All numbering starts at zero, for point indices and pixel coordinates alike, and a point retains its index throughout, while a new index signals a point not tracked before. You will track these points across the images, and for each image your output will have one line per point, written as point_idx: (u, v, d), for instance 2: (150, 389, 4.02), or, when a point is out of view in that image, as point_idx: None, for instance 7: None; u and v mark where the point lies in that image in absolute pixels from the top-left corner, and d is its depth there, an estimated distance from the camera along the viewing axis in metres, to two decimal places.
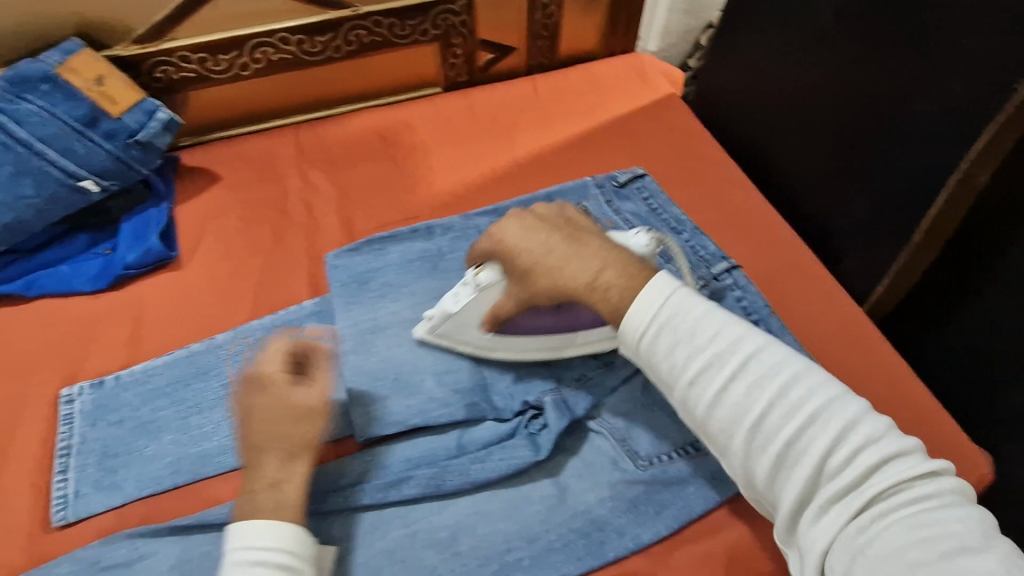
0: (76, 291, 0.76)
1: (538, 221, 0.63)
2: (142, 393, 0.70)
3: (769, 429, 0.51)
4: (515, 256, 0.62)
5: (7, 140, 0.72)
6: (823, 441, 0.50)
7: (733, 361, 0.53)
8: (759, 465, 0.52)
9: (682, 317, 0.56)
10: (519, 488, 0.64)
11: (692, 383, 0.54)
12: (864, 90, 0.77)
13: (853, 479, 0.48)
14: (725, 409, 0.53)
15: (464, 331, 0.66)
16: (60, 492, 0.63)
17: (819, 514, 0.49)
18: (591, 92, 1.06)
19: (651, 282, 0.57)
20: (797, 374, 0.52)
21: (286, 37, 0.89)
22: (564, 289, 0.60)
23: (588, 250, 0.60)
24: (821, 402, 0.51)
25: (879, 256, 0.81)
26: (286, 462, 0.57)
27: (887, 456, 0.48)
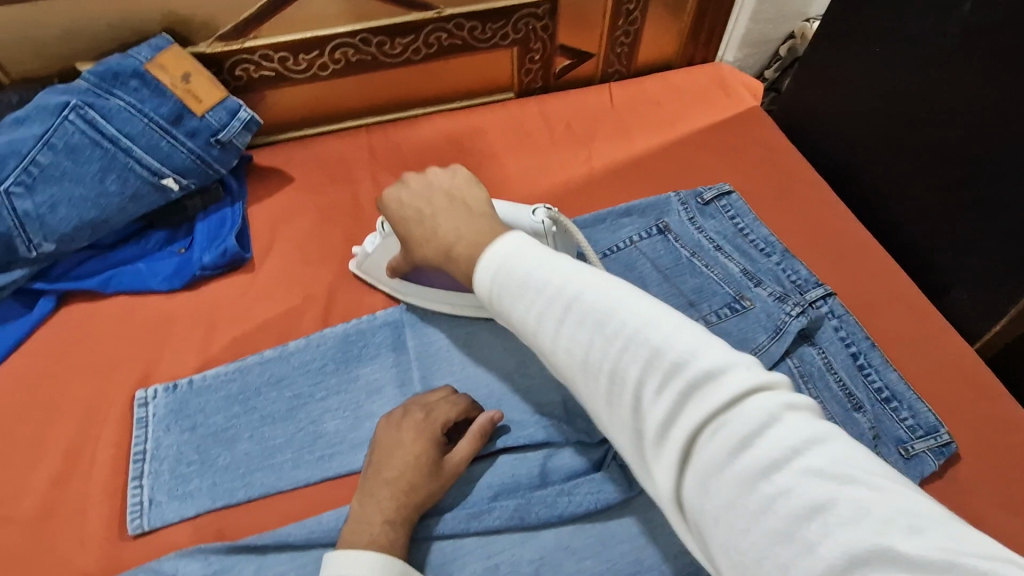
0: (152, 289, 0.75)
1: (423, 186, 0.62)
2: (214, 399, 0.68)
3: (594, 363, 0.43)
4: (398, 222, 0.62)
5: (95, 136, 0.72)
6: (637, 370, 0.41)
7: (554, 300, 0.46)
8: (594, 405, 0.44)
9: (507, 265, 0.49)
10: (606, 524, 0.61)
11: (527, 329, 0.47)
12: (989, 110, 0.71)
13: (671, 412, 0.39)
14: (556, 351, 0.46)
15: (379, 272, 0.75)
16: (135, 499, 0.62)
17: (652, 454, 0.40)
18: (669, 102, 1.02)
19: (500, 242, 0.50)
20: (615, 301, 0.44)
21: (367, 38, 0.87)
22: (431, 257, 0.59)
23: (453, 219, 0.57)
24: (634, 326, 0.42)
25: (999, 292, 0.74)
26: (397, 497, 0.57)
27: (703, 377, 0.39)
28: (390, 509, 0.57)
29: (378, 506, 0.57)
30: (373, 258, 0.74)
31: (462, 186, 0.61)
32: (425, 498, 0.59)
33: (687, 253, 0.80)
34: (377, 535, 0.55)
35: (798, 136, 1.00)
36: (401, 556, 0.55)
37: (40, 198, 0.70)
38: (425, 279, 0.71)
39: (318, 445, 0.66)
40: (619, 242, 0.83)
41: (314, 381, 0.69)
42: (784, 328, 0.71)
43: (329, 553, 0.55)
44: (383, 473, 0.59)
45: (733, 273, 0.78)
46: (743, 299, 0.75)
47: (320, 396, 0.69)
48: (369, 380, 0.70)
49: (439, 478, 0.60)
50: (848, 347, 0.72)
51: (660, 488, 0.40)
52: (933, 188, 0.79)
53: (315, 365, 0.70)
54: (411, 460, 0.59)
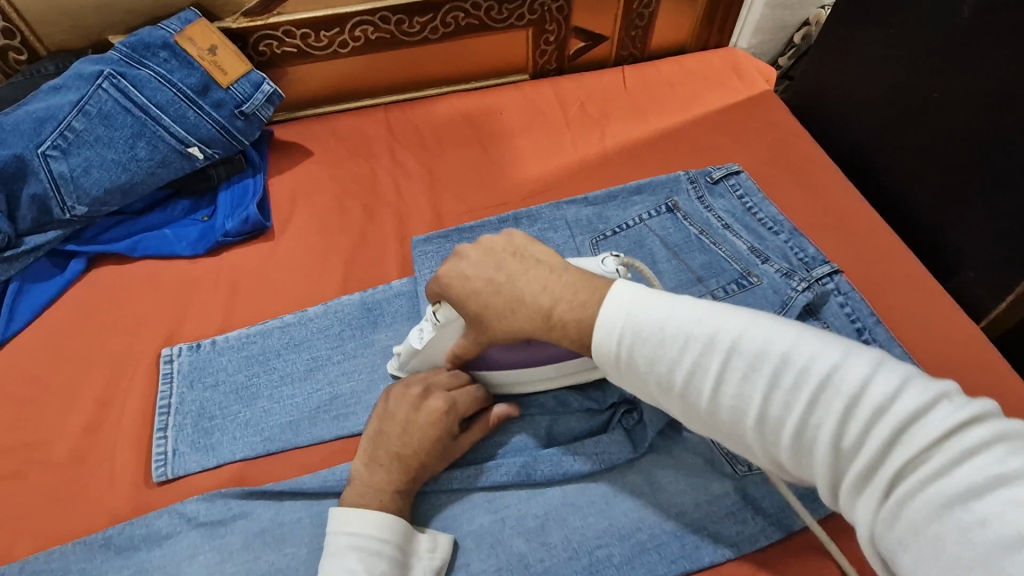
0: (177, 254, 0.79)
1: (483, 256, 0.56)
2: (236, 359, 0.71)
3: (774, 418, 0.41)
4: (466, 301, 0.56)
5: (126, 104, 0.75)
6: (828, 419, 0.39)
7: (717, 355, 0.43)
8: (778, 455, 0.42)
9: (653, 321, 0.46)
10: (610, 484, 0.63)
11: (684, 389, 0.45)
12: (1004, 88, 0.71)
13: (873, 459, 0.37)
14: (721, 409, 0.43)
15: (432, 368, 0.66)
16: (160, 448, 0.65)
17: (851, 498, 0.38)
18: (683, 85, 1.03)
19: (610, 300, 0.48)
20: (785, 345, 0.41)
21: (386, 16, 0.89)
22: (520, 329, 0.54)
23: (539, 284, 0.53)
24: (819, 371, 0.40)
25: (1005, 273, 0.75)
26: (407, 469, 0.59)
27: (907, 420, 0.37)
28: (398, 482, 0.58)
29: (387, 475, 0.58)
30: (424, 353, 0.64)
31: (522, 244, 0.56)
32: (428, 472, 0.60)
33: (696, 231, 0.81)
34: (386, 502, 0.57)
35: (811, 120, 1.01)
36: (404, 518, 0.57)
37: (74, 162, 0.74)
38: (498, 361, 0.63)
39: (334, 404, 0.68)
40: (629, 220, 0.84)
41: (332, 345, 0.72)
42: (790, 303, 0.72)
43: (335, 508, 0.57)
44: (396, 452, 0.59)
45: (741, 250, 0.79)
46: (750, 276, 0.76)
47: (337, 359, 0.71)
48: (384, 345, 0.72)
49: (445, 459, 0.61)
50: (853, 323, 0.72)
51: (859, 530, 0.38)
52: (944, 169, 0.79)
53: (333, 330, 0.73)
54: (428, 445, 0.59)
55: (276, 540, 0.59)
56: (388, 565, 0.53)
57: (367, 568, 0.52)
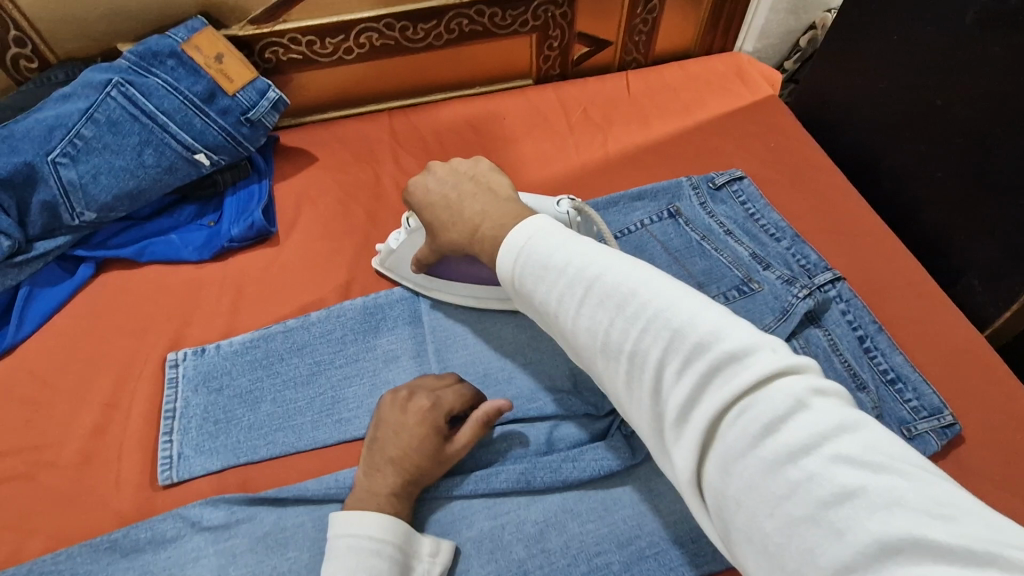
0: (183, 259, 0.80)
1: (447, 173, 0.64)
2: (240, 363, 0.72)
3: (616, 346, 0.44)
4: (426, 210, 0.64)
5: (134, 111, 0.76)
6: (659, 351, 0.41)
7: (581, 285, 0.47)
8: (618, 385, 0.44)
9: (537, 251, 0.50)
10: (609, 490, 0.63)
11: (555, 312, 0.48)
12: (1013, 95, 0.70)
13: (691, 395, 0.39)
14: (579, 335, 0.47)
15: (403, 267, 0.75)
16: (165, 453, 0.66)
17: (671, 435, 0.40)
18: (687, 89, 1.03)
19: (520, 226, 0.53)
20: (643, 287, 0.44)
21: (391, 23, 0.90)
22: (457, 240, 0.61)
23: (480, 201, 0.59)
24: (660, 310, 0.42)
25: (1007, 282, 0.74)
26: (403, 473, 0.59)
27: (724, 361, 0.38)
28: (395, 484, 0.59)
29: (385, 478, 0.59)
30: (397, 254, 0.74)
31: (486, 173, 0.63)
32: (426, 476, 0.61)
33: (697, 236, 0.81)
34: (383, 503, 0.57)
35: (815, 125, 1.01)
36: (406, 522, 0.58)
37: (83, 169, 0.75)
38: (453, 274, 0.72)
39: (336, 408, 0.69)
40: (629, 226, 0.84)
41: (334, 349, 0.73)
42: (790, 310, 0.73)
43: (337, 513, 0.57)
44: (388, 455, 0.60)
45: (742, 256, 0.79)
46: (751, 282, 0.76)
47: (339, 363, 0.72)
48: (386, 349, 0.73)
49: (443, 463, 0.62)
50: (855, 330, 0.72)
51: (679, 467, 0.40)
52: (949, 175, 0.78)
53: (335, 335, 0.74)
54: (421, 446, 0.60)
55: (279, 544, 0.59)
56: (387, 563, 0.53)
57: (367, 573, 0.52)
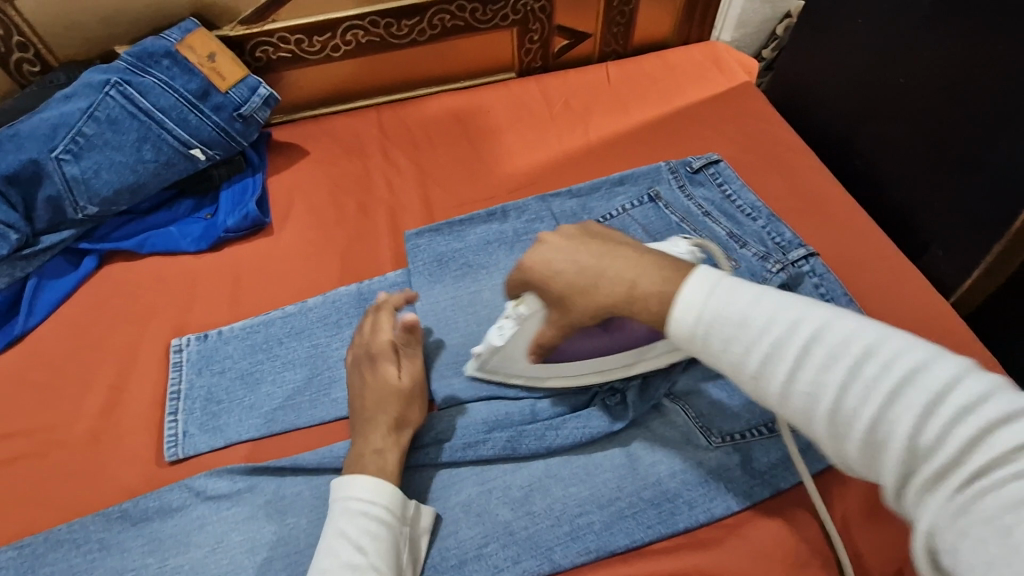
0: (183, 250, 0.83)
1: (568, 240, 0.56)
2: (240, 347, 0.75)
3: (850, 410, 0.41)
4: (549, 284, 0.56)
5: (132, 110, 0.80)
6: (910, 415, 0.38)
7: (796, 343, 0.44)
8: (849, 449, 0.42)
9: (729, 304, 0.47)
10: (592, 455, 0.66)
11: (757, 372, 0.46)
12: (970, 73, 0.73)
13: (952, 460, 0.36)
14: (793, 395, 0.44)
15: (514, 362, 0.66)
16: (171, 431, 0.69)
17: (920, 498, 0.38)
18: (665, 78, 1.07)
19: (690, 278, 0.50)
20: (870, 341, 0.42)
21: (375, 20, 0.93)
22: (604, 306, 0.54)
23: (626, 258, 0.54)
24: (904, 369, 0.40)
25: (969, 251, 0.78)
26: (388, 424, 0.64)
27: (996, 424, 0.36)
28: (381, 441, 0.62)
29: (371, 437, 0.63)
30: (506, 348, 0.63)
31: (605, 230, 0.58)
32: (412, 417, 0.66)
33: (676, 219, 0.84)
34: (367, 464, 0.60)
35: (791, 109, 1.04)
36: (396, 485, 0.61)
37: (85, 164, 0.78)
38: (573, 351, 0.63)
39: (331, 388, 0.72)
40: (612, 211, 0.87)
41: (330, 332, 0.76)
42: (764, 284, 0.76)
43: (337, 478, 0.61)
44: (369, 412, 0.64)
45: (719, 235, 0.82)
46: (728, 260, 0.79)
47: (335, 345, 0.75)
48: None
49: (418, 394, 0.68)
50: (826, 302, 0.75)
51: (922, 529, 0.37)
52: (913, 151, 0.82)
53: (330, 319, 0.77)
54: (388, 392, 0.65)
55: (279, 511, 0.63)
56: (373, 523, 0.57)
57: (353, 541, 0.55)
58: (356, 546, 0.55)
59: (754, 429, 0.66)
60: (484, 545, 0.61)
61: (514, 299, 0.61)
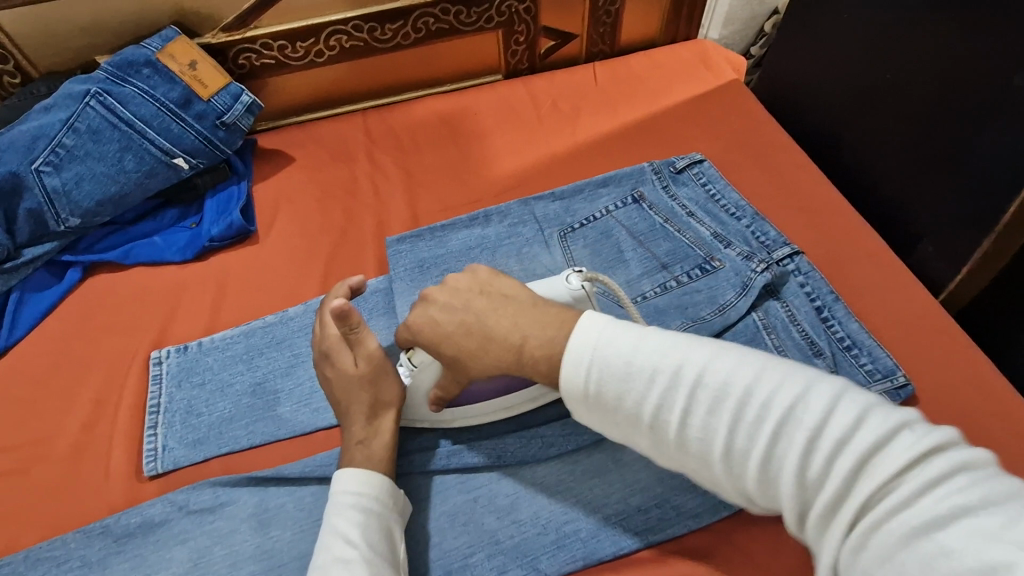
0: (166, 260, 0.83)
1: (449, 298, 0.58)
2: (222, 358, 0.75)
3: (742, 450, 0.43)
4: (439, 344, 0.57)
5: (114, 120, 0.79)
6: (795, 451, 0.41)
7: (683, 389, 0.45)
8: (747, 487, 0.44)
9: (616, 356, 0.47)
10: (578, 462, 0.66)
11: (653, 422, 0.46)
12: (956, 68, 0.73)
13: (838, 490, 0.39)
14: (690, 441, 0.45)
15: (417, 408, 0.66)
16: (149, 445, 0.69)
17: (818, 529, 0.40)
18: (651, 78, 1.06)
19: (577, 328, 0.50)
20: (749, 379, 0.44)
21: (359, 25, 0.93)
22: (494, 368, 0.55)
23: (507, 318, 0.54)
24: (783, 405, 0.42)
25: (958, 245, 0.77)
26: (365, 413, 0.63)
27: (869, 449, 0.39)
28: (363, 431, 0.62)
29: (353, 431, 0.62)
30: (409, 396, 0.65)
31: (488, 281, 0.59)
32: (389, 396, 0.64)
33: (661, 220, 0.84)
34: (354, 455, 0.61)
35: (780, 106, 1.03)
36: (386, 471, 0.61)
37: (66, 176, 0.78)
38: (475, 395, 0.64)
39: (316, 398, 0.71)
40: (595, 213, 0.86)
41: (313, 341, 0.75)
42: (750, 284, 0.75)
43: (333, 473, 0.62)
44: (345, 402, 0.64)
45: (704, 236, 0.81)
46: (713, 260, 0.79)
47: None
48: None
49: (384, 369, 0.64)
50: (813, 301, 0.75)
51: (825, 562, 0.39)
52: (901, 148, 0.81)
53: (313, 327, 0.76)
54: (354, 382, 0.63)
55: (263, 523, 0.62)
56: (363, 514, 0.57)
57: (342, 535, 0.55)
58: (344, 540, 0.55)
59: None
60: (470, 554, 0.61)
61: (406, 351, 0.62)
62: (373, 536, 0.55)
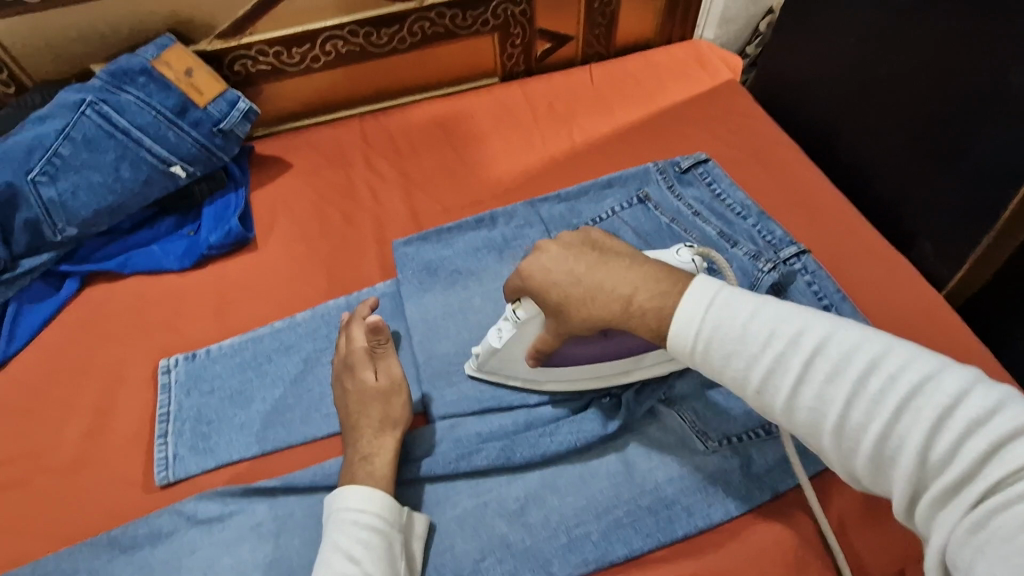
0: (165, 269, 0.82)
1: (562, 250, 0.58)
2: (229, 365, 0.74)
3: (857, 423, 0.43)
4: (546, 294, 0.57)
5: (109, 129, 0.79)
6: (918, 429, 0.40)
7: (803, 358, 0.46)
8: (858, 463, 0.44)
9: (733, 320, 0.49)
10: (587, 464, 0.65)
11: (763, 388, 0.48)
12: (951, 64, 0.73)
13: (961, 472, 0.38)
14: (799, 411, 0.46)
15: (510, 365, 0.67)
16: (161, 454, 0.68)
17: (934, 513, 0.39)
18: (648, 78, 1.06)
19: (687, 292, 0.51)
20: (876, 356, 0.44)
21: (354, 30, 0.92)
22: (599, 320, 0.56)
23: (621, 272, 0.55)
24: (909, 382, 0.42)
25: (957, 241, 0.77)
26: (371, 429, 0.63)
27: (1004, 438, 0.37)
28: (369, 446, 0.62)
29: (359, 445, 0.63)
30: (504, 351, 0.64)
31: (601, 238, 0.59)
32: (398, 416, 0.65)
33: (667, 219, 0.84)
34: (358, 470, 0.60)
35: (775, 105, 1.04)
36: (387, 489, 0.59)
37: (62, 186, 0.77)
38: (570, 357, 0.64)
39: (323, 404, 0.70)
40: (601, 213, 0.86)
41: (319, 347, 0.75)
42: (757, 283, 0.76)
43: (332, 492, 0.61)
44: (354, 419, 0.65)
45: (711, 236, 0.82)
46: (721, 260, 0.79)
47: (325, 360, 0.74)
48: None
49: (400, 390, 0.67)
50: (819, 299, 0.75)
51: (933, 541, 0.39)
52: (899, 144, 0.82)
53: (320, 333, 0.76)
54: (366, 396, 0.65)
55: (270, 533, 0.62)
56: (366, 532, 0.56)
57: (344, 551, 0.54)
58: (347, 556, 0.54)
59: (752, 431, 0.65)
60: (481, 559, 0.60)
61: (513, 303, 0.62)
62: (375, 551, 0.55)
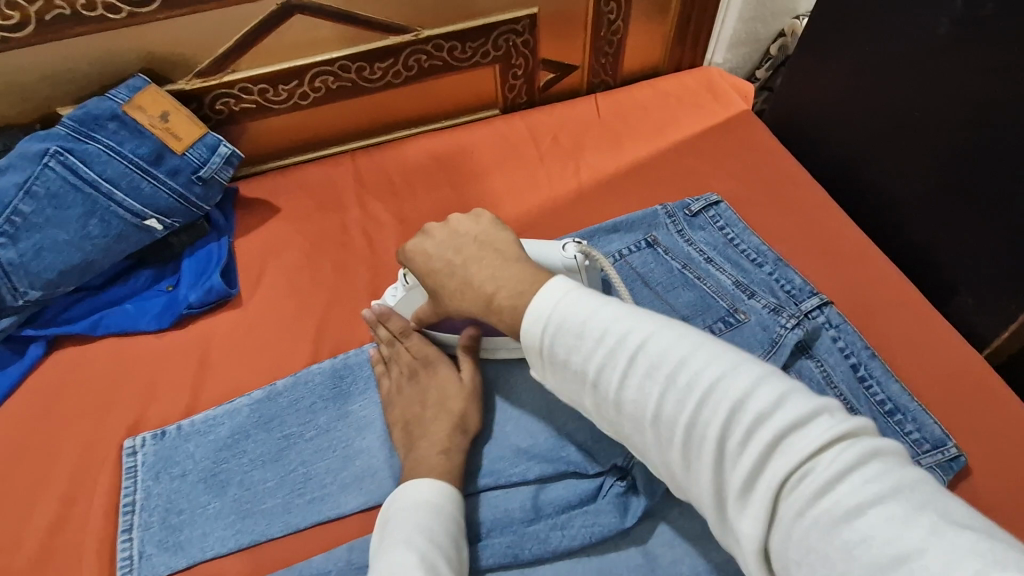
0: (140, 330, 0.75)
1: (447, 234, 0.61)
2: (205, 444, 0.66)
3: (669, 417, 0.43)
4: (427, 274, 0.61)
5: (76, 182, 0.72)
6: (716, 424, 0.41)
7: (625, 353, 0.45)
8: (671, 455, 0.43)
9: (571, 313, 0.48)
10: (605, 556, 0.58)
11: (593, 381, 0.47)
12: (995, 107, 0.67)
13: (754, 466, 0.39)
14: (624, 404, 0.45)
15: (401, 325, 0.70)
16: (125, 553, 0.61)
17: (735, 509, 0.40)
18: (657, 109, 1.00)
19: (544, 288, 0.51)
20: (684, 352, 0.44)
21: (345, 65, 0.86)
22: (469, 310, 0.58)
23: (485, 270, 0.56)
24: (709, 378, 0.42)
25: (1002, 297, 0.72)
26: (452, 432, 0.61)
27: (785, 430, 0.39)
28: (444, 441, 0.60)
29: (430, 443, 0.60)
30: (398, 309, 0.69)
31: (487, 231, 0.60)
32: (470, 425, 0.63)
33: (679, 265, 0.77)
34: (435, 463, 0.58)
35: (792, 135, 0.97)
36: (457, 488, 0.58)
37: (24, 247, 0.70)
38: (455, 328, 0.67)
39: (309, 487, 0.63)
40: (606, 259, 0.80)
41: (304, 420, 0.67)
42: (780, 341, 0.68)
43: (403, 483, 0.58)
44: (426, 413, 0.63)
45: (726, 285, 0.75)
46: (738, 313, 0.72)
47: (311, 435, 0.66)
48: (358, 417, 0.67)
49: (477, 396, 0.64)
50: (848, 359, 0.69)
51: (743, 538, 0.39)
52: (935, 187, 0.76)
53: (304, 404, 0.68)
54: (451, 394, 0.64)
55: None
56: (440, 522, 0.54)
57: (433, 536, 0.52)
58: (429, 539, 0.52)
59: None
60: None
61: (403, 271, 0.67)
62: (450, 552, 0.52)
